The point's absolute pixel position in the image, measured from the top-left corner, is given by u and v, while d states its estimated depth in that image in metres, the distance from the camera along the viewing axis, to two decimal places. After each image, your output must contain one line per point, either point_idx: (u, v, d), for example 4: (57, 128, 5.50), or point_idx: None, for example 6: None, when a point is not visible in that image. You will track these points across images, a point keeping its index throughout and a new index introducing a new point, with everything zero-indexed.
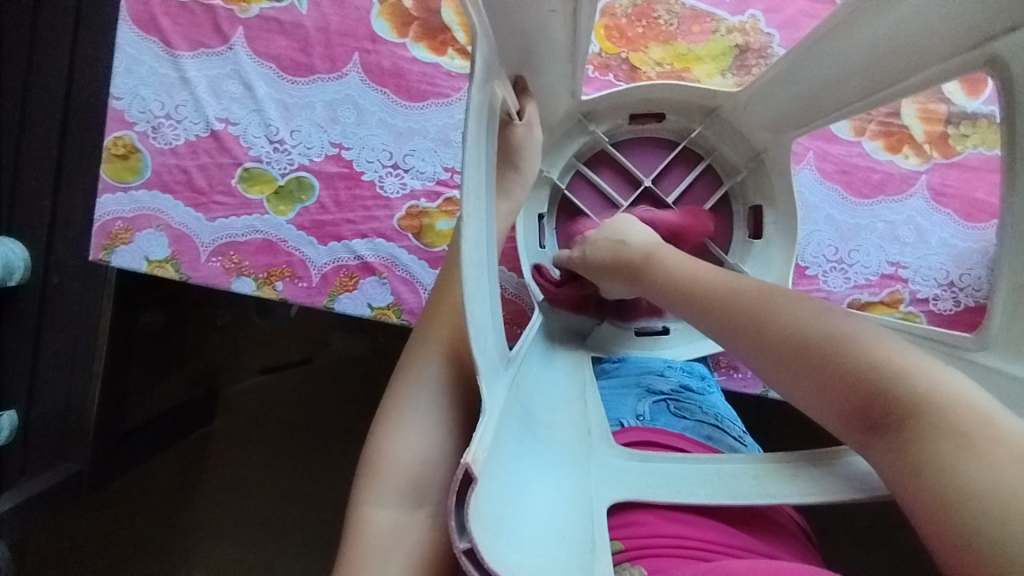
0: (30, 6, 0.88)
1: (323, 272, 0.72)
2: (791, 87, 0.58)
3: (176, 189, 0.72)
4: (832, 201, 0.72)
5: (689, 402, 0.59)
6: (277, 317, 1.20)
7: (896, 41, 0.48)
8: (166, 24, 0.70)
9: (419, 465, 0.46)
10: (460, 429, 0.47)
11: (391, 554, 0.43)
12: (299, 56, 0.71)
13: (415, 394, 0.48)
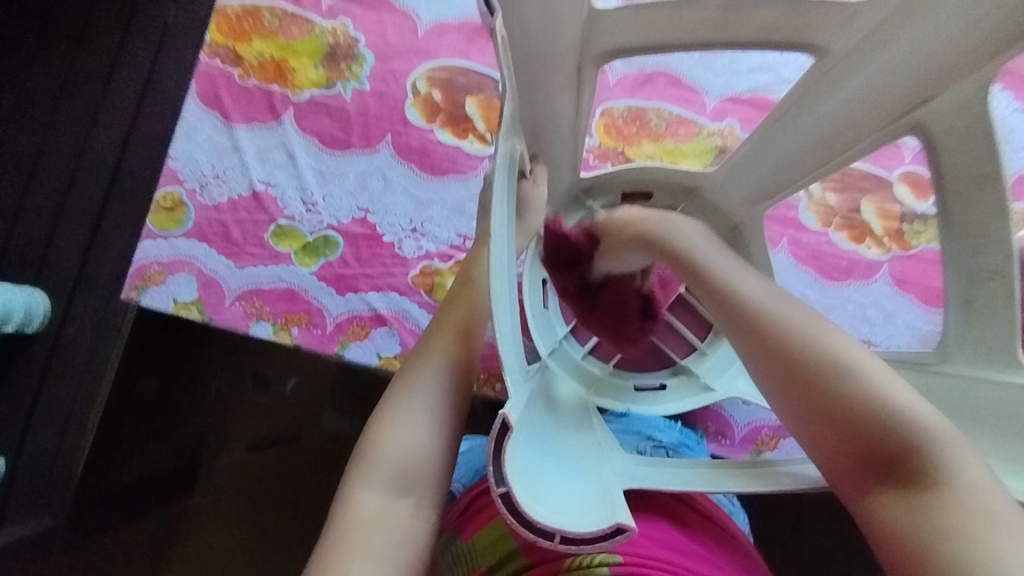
0: (94, 112, 1.10)
1: (337, 320, 0.78)
2: (761, 167, 0.68)
3: (213, 240, 0.79)
4: (806, 282, 0.79)
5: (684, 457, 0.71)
6: (273, 392, 1.17)
7: (840, 114, 0.57)
8: (228, 101, 0.82)
9: (411, 455, 0.51)
10: (450, 427, 0.54)
11: (376, 531, 0.48)
12: (339, 133, 0.81)
13: (414, 393, 0.54)
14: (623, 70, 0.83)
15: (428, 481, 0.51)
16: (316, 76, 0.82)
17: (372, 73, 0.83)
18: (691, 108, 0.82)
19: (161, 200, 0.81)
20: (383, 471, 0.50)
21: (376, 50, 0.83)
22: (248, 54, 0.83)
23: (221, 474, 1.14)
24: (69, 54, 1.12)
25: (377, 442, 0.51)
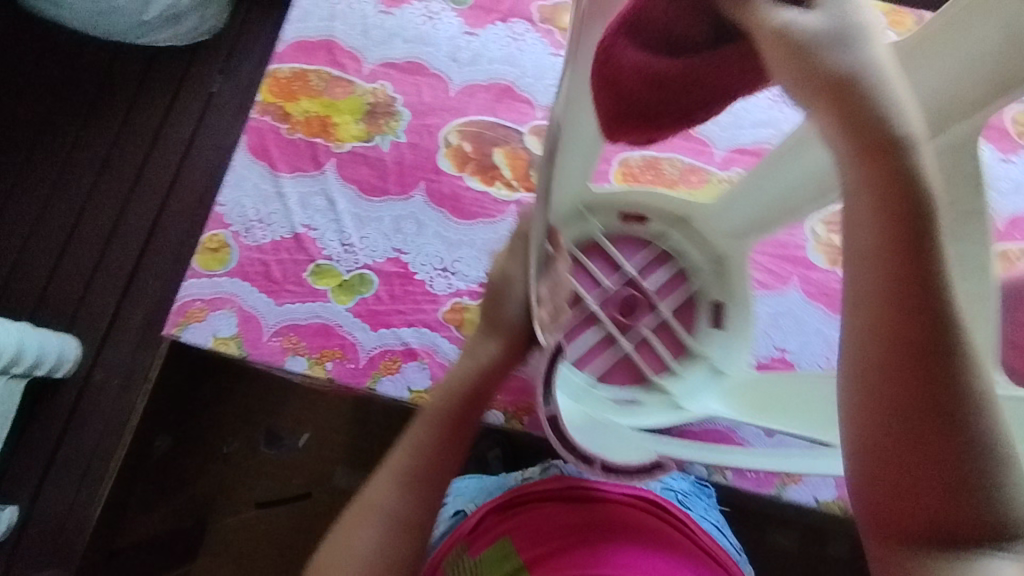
0: (140, 169, 1.18)
1: (370, 355, 0.81)
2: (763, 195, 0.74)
3: (254, 278, 0.84)
4: (819, 318, 0.84)
5: (694, 503, 0.80)
6: (285, 447, 1.16)
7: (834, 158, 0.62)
8: (275, 153, 0.89)
9: (389, 500, 0.59)
10: (423, 475, 0.60)
11: (349, 557, 0.56)
12: (377, 181, 0.88)
13: (407, 440, 0.62)
14: None
15: (404, 514, 0.58)
16: (357, 130, 0.90)
17: (408, 128, 0.90)
18: (701, 159, 0.89)
19: (207, 242, 0.86)
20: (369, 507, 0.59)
21: (411, 108, 0.91)
22: (295, 112, 0.91)
23: (235, 531, 1.12)
24: (118, 116, 1.20)
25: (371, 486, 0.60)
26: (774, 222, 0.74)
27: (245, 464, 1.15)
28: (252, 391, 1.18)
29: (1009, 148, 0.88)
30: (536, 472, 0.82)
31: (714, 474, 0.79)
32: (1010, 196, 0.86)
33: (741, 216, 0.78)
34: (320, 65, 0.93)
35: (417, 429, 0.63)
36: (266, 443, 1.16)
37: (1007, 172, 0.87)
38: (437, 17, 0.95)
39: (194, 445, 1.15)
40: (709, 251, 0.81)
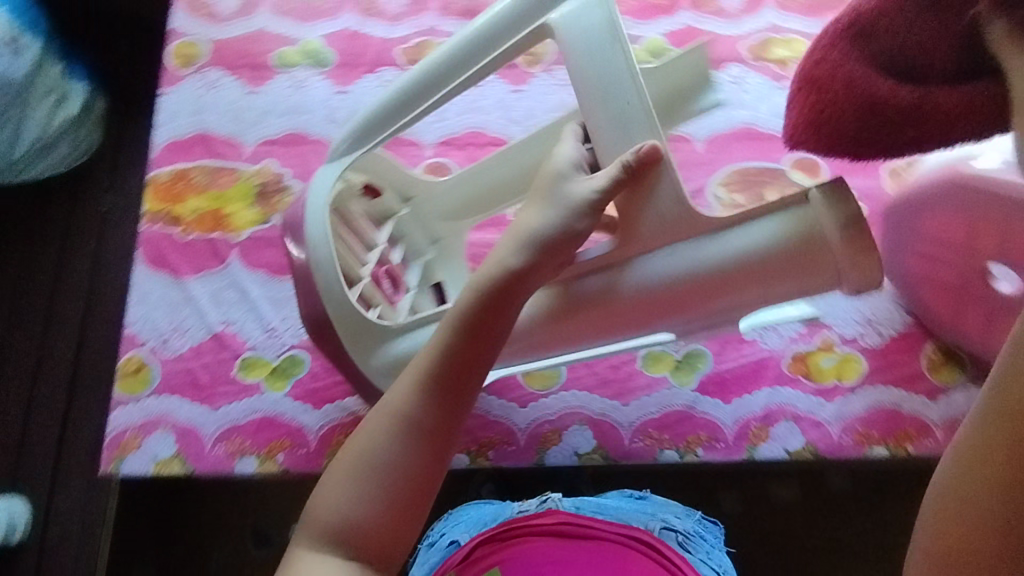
0: (48, 305, 1.13)
1: (320, 434, 0.79)
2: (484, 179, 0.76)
3: (182, 389, 0.81)
4: None
5: (698, 543, 0.80)
6: (275, 544, 1.00)
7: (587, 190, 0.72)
8: (174, 258, 0.86)
9: (394, 426, 0.57)
10: (428, 415, 0.57)
11: (353, 499, 0.56)
12: (284, 259, 0.86)
13: (405, 379, 0.59)
14: None
15: (405, 465, 0.56)
16: (251, 214, 0.88)
17: None
18: None
19: (126, 365, 0.83)
20: (378, 429, 0.57)
21: (301, 179, 0.90)
22: (185, 213, 0.89)
23: None
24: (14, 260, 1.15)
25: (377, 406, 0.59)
26: (478, 211, 0.79)
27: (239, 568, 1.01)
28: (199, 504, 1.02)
29: None
30: (536, 504, 0.79)
31: (685, 455, 0.79)
32: None
33: (453, 204, 0.79)
34: (199, 159, 0.91)
35: (407, 374, 0.59)
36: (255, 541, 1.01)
37: None
38: (305, 83, 0.94)
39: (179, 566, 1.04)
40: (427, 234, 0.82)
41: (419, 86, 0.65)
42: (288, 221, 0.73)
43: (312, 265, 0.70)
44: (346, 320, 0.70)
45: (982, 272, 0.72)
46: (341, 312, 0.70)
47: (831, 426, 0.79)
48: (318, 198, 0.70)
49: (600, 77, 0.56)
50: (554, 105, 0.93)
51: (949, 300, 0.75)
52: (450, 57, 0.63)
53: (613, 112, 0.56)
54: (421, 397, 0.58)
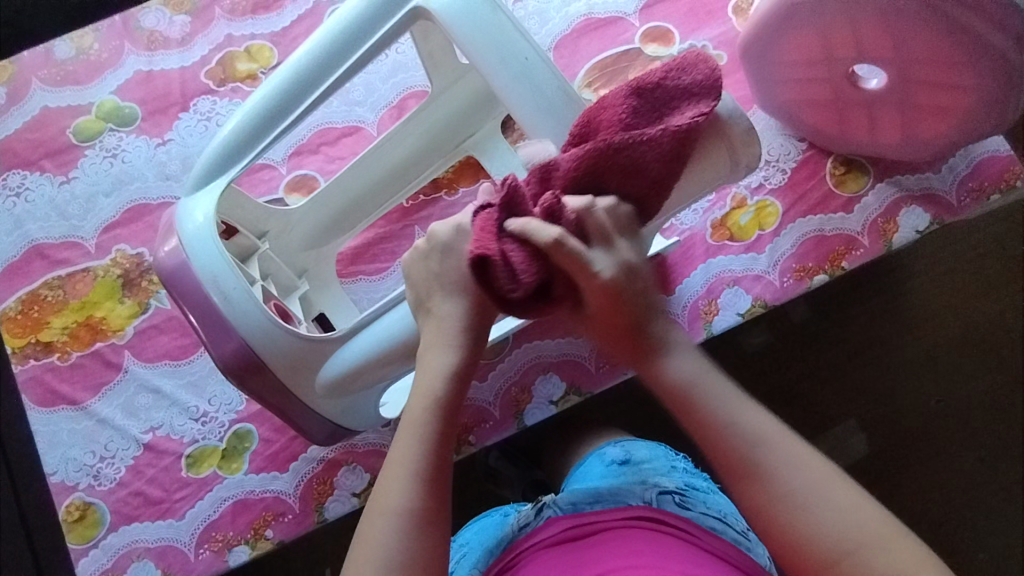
0: None
1: (299, 494, 0.75)
2: (336, 195, 0.77)
3: (139, 512, 0.74)
4: None
5: (694, 496, 0.61)
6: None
7: (439, 137, 0.78)
8: (65, 386, 0.77)
9: (434, 389, 0.51)
10: (452, 388, 0.51)
11: (379, 522, 0.47)
12: (184, 339, 0.79)
13: (438, 350, 0.52)
14: (376, 117, 0.85)
15: (434, 463, 0.49)
16: (127, 309, 0.79)
17: None
18: None
19: (68, 515, 0.75)
20: (424, 441, 0.50)
21: None
22: (53, 336, 0.78)
23: None
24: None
25: (406, 422, 0.51)
26: (337, 230, 0.79)
27: None
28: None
29: None
30: (530, 514, 0.60)
31: None
32: None
33: (311, 229, 0.77)
34: (43, 275, 0.80)
35: (433, 351, 0.52)
36: None
37: None
38: (120, 149, 0.83)
39: None
40: (294, 268, 0.78)
41: (290, 97, 0.60)
42: (168, 268, 0.61)
43: (223, 304, 0.59)
44: (278, 359, 0.61)
45: (849, 78, 0.70)
46: (271, 350, 0.60)
47: (770, 275, 0.80)
48: (197, 235, 0.60)
49: (491, 42, 0.56)
50: (390, 71, 0.86)
51: (832, 115, 0.75)
52: (327, 55, 0.59)
53: (511, 67, 0.56)
54: (451, 400, 0.51)
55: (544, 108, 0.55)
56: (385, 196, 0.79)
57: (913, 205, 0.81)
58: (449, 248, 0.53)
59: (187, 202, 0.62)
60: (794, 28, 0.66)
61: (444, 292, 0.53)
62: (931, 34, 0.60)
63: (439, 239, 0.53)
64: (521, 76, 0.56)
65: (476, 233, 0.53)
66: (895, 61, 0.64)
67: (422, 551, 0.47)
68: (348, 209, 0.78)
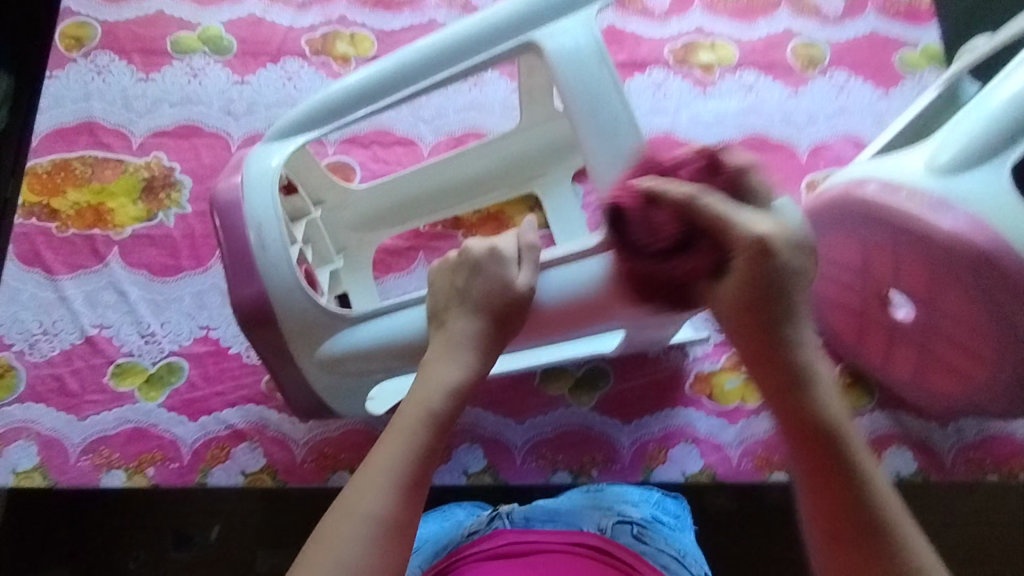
0: None
1: (193, 448, 0.74)
2: (398, 190, 0.80)
3: (49, 396, 0.75)
4: None
5: (654, 531, 0.65)
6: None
7: (508, 164, 0.81)
8: (48, 254, 0.80)
9: (436, 394, 0.52)
10: (441, 406, 0.51)
11: (358, 518, 0.45)
12: (168, 260, 0.81)
13: (448, 358, 0.54)
14: (434, 139, 0.87)
15: (414, 473, 0.48)
16: (136, 210, 0.82)
17: (192, 195, 0.83)
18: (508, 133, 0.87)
19: None
20: (410, 448, 0.49)
21: (192, 174, 0.84)
22: (63, 207, 0.82)
23: None
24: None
25: (396, 427, 0.50)
26: (390, 222, 0.81)
27: None
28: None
29: (795, 82, 0.91)
30: (482, 523, 0.65)
31: (579, 476, 0.75)
32: (805, 129, 0.89)
33: (365, 215, 0.80)
34: (83, 149, 0.85)
35: (436, 361, 0.54)
36: None
37: (798, 104, 0.90)
38: (203, 72, 0.88)
39: None
40: None
41: (392, 84, 0.63)
42: (223, 201, 0.63)
43: (258, 251, 0.61)
44: (285, 321, 0.62)
45: (881, 299, 0.67)
46: (284, 308, 0.61)
47: (731, 450, 0.76)
48: (262, 176, 0.63)
49: (589, 98, 0.59)
50: (466, 105, 0.89)
51: (853, 325, 0.71)
52: (446, 53, 0.63)
53: (602, 128, 0.58)
54: (445, 415, 0.51)
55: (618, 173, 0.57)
56: (450, 203, 0.82)
57: (905, 447, 0.76)
58: (477, 267, 0.57)
59: (265, 146, 0.65)
60: (843, 230, 0.64)
61: (461, 309, 0.56)
62: (966, 299, 0.57)
63: (472, 257, 0.58)
64: (608, 138, 0.58)
65: (508, 260, 0.58)
66: (926, 302, 0.61)
67: (385, 558, 0.45)
68: (402, 208, 0.81)
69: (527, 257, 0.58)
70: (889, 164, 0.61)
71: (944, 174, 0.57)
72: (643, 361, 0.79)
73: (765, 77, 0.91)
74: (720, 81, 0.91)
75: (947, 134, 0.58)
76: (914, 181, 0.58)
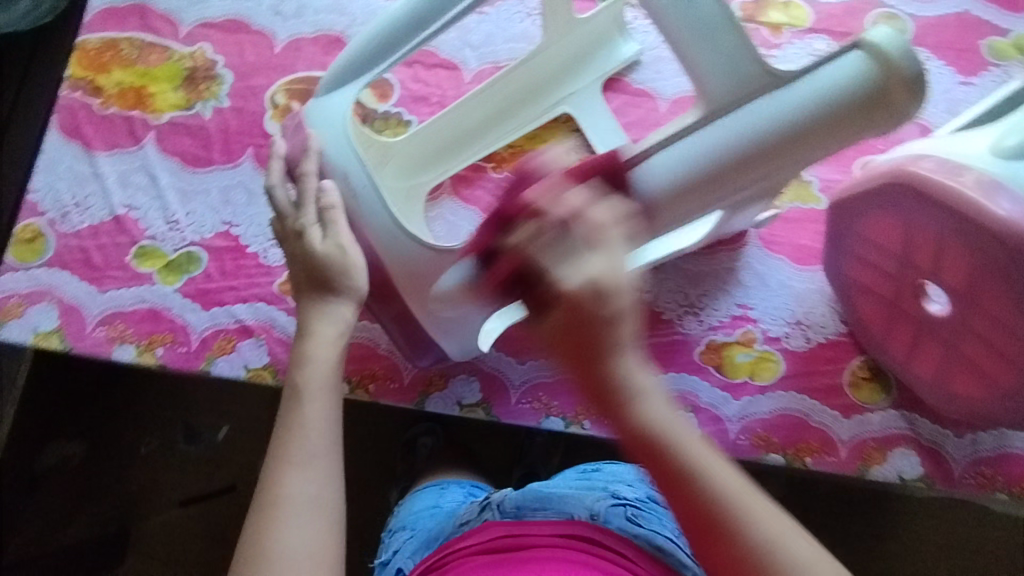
0: None
1: (202, 336, 0.76)
2: (452, 124, 0.79)
3: (74, 267, 0.78)
4: (754, 254, 0.79)
5: (648, 512, 0.66)
6: (203, 442, 1.10)
7: (566, 54, 0.81)
8: (89, 130, 0.82)
9: (328, 364, 0.57)
10: (335, 367, 0.57)
11: (302, 514, 0.49)
12: (200, 151, 0.82)
13: (323, 333, 0.58)
14: (477, 67, 0.85)
15: (332, 445, 0.53)
16: (175, 98, 0.83)
17: (231, 91, 0.84)
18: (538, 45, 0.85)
19: (21, 232, 0.79)
20: (321, 415, 0.54)
21: (234, 70, 0.84)
22: (108, 86, 0.83)
23: (151, 536, 1.08)
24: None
25: (293, 420, 0.54)
26: (459, 153, 0.80)
27: (161, 466, 1.09)
28: (162, 394, 1.11)
29: None
30: (474, 513, 0.67)
31: (571, 424, 0.74)
32: None
33: (425, 148, 0.79)
34: (133, 31, 0.85)
35: (316, 326, 0.58)
36: (184, 438, 1.10)
37: None
38: None
39: (106, 452, 1.09)
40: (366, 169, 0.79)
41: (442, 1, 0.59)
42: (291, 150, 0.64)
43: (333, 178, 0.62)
44: (306, 255, 0.60)
45: (916, 290, 0.65)
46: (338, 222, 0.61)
47: (730, 424, 0.74)
48: (330, 126, 0.63)
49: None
50: (515, 36, 0.86)
51: (883, 316, 0.70)
52: None
53: (701, 33, 0.52)
54: (331, 374, 0.56)
55: (706, 34, 0.52)
56: (526, 116, 0.81)
57: (912, 450, 0.73)
58: (293, 255, 0.61)
59: (323, 96, 0.64)
60: (887, 208, 0.62)
61: (298, 296, 0.60)
62: (1009, 295, 0.55)
63: (287, 247, 0.62)
64: (715, 54, 0.52)
65: (308, 235, 0.60)
66: (965, 297, 0.60)
67: (319, 541, 0.48)
68: (464, 139, 0.80)
69: (331, 225, 0.60)
70: (952, 145, 0.59)
71: (1003, 160, 0.55)
72: (656, 321, 0.77)
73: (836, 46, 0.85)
74: (788, 43, 0.85)
75: (1014, 119, 0.57)
76: (974, 162, 0.56)
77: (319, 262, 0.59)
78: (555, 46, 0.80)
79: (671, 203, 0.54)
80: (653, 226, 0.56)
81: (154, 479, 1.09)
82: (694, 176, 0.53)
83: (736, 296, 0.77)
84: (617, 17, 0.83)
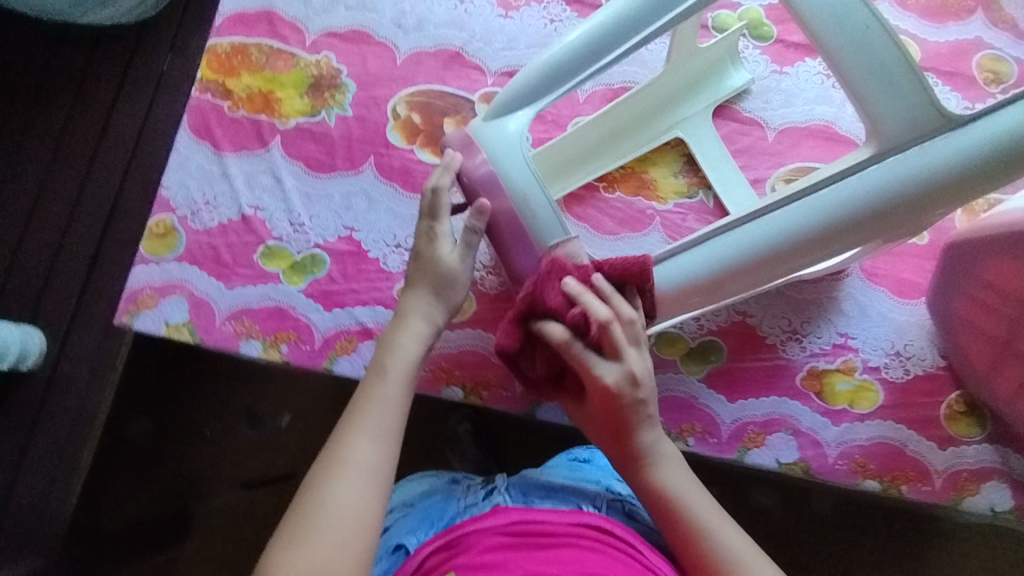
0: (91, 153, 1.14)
1: (325, 336, 0.80)
2: (570, 145, 0.82)
3: (203, 263, 0.82)
4: (856, 284, 0.81)
5: (643, 508, 0.71)
6: (266, 429, 1.12)
7: (682, 81, 0.85)
8: (218, 132, 0.85)
9: (409, 355, 0.62)
10: (415, 357, 0.63)
11: (359, 475, 0.55)
12: (324, 157, 0.85)
13: (415, 324, 0.64)
14: (591, 88, 0.88)
15: (395, 424, 0.59)
16: (302, 105, 0.87)
17: (354, 100, 0.87)
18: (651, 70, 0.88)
19: (153, 226, 0.83)
20: (392, 400, 0.60)
21: (358, 80, 0.87)
22: (238, 89, 0.87)
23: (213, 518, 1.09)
24: (53, 112, 1.15)
25: (371, 394, 0.60)
26: (575, 172, 0.83)
27: (223, 451, 1.11)
28: (228, 374, 1.13)
29: (974, 95, 0.87)
30: (478, 497, 0.70)
31: (675, 441, 0.78)
32: None
33: (544, 167, 0.82)
34: (261, 38, 0.88)
35: (412, 316, 0.64)
36: (246, 424, 1.13)
37: None
38: None
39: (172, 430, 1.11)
40: None
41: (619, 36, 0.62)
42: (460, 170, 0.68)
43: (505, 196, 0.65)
44: (433, 260, 0.66)
45: None
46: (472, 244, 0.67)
47: (829, 448, 0.77)
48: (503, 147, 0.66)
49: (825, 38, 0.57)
50: (628, 59, 0.89)
51: (990, 355, 0.73)
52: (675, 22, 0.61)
53: (877, 76, 0.56)
54: (409, 363, 0.62)
55: (885, 78, 0.56)
56: (640, 138, 0.84)
57: (1004, 483, 0.76)
58: (423, 257, 0.67)
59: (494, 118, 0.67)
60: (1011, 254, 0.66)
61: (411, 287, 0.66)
62: None
63: (420, 247, 0.67)
64: (889, 100, 0.56)
65: (442, 244, 0.66)
66: None
67: (367, 503, 0.54)
68: (581, 158, 0.83)
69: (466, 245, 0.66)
70: None
71: None
72: (760, 345, 0.80)
73: (942, 86, 0.87)
74: None
75: None
76: None
77: (444, 270, 0.66)
78: (671, 73, 0.84)
79: (841, 235, 0.58)
80: (828, 249, 0.59)
81: (216, 461, 1.11)
82: (863, 211, 0.57)
83: (838, 325, 0.80)
84: (730, 48, 0.86)
